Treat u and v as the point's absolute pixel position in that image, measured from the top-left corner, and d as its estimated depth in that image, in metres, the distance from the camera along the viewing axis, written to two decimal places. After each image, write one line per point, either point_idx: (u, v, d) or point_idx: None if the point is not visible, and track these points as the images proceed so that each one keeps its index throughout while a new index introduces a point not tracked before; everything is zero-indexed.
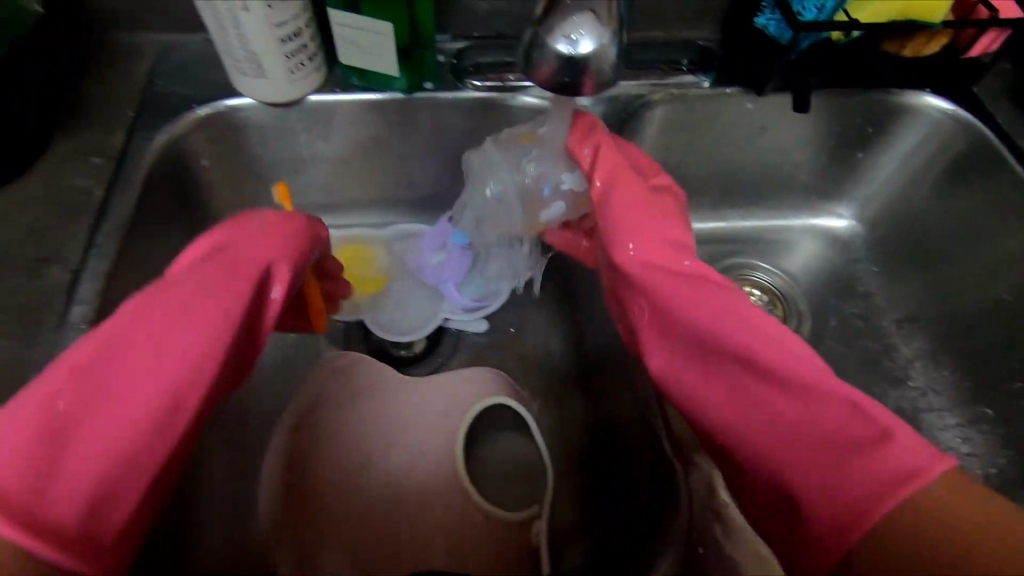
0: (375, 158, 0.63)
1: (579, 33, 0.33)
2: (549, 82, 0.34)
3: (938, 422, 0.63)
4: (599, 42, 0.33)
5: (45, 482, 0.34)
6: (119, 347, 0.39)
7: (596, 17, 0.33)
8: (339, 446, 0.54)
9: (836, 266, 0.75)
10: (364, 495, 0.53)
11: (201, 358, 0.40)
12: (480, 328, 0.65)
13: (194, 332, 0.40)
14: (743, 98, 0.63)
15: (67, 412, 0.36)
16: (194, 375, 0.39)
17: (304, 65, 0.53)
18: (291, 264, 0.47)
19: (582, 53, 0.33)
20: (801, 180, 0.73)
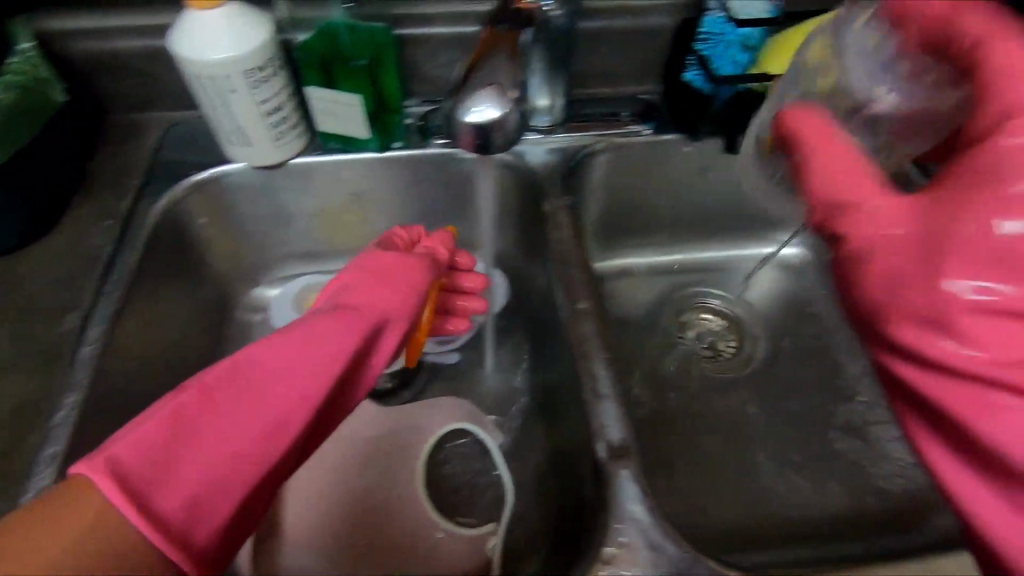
0: (354, 210, 0.71)
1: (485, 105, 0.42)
2: (468, 144, 0.43)
3: (886, 433, 0.68)
4: (500, 109, 0.42)
5: (162, 478, 0.37)
6: (242, 367, 0.42)
7: (497, 91, 0.41)
8: (314, 479, 0.58)
9: (789, 292, 0.80)
10: (340, 522, 0.57)
11: (316, 387, 0.43)
12: (453, 360, 0.71)
13: (310, 366, 0.44)
14: (681, 142, 0.70)
15: (194, 419, 0.39)
16: (302, 408, 0.42)
17: (287, 133, 0.62)
18: (402, 323, 0.53)
19: (488, 119, 0.41)
20: (751, 215, 0.79)
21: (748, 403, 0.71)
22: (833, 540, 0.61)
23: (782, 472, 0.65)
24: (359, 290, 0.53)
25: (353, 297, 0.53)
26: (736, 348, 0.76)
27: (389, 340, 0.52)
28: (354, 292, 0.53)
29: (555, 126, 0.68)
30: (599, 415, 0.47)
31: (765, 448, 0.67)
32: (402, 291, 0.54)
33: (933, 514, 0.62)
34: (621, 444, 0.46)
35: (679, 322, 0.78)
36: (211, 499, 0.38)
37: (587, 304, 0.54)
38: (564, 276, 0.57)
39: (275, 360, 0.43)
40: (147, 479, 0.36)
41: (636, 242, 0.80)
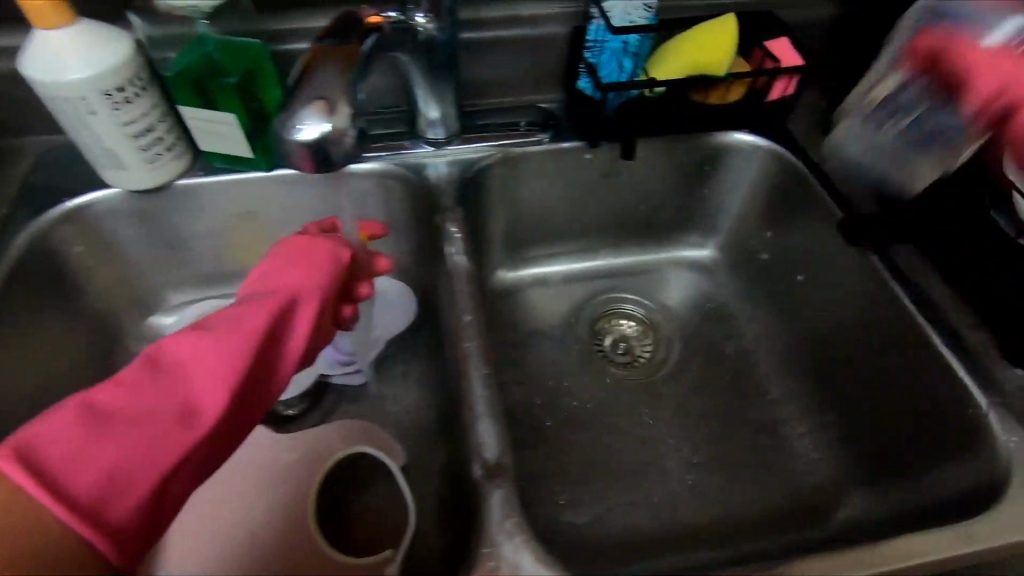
0: (250, 231, 0.69)
1: (307, 122, 0.39)
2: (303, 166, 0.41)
3: (793, 431, 0.66)
4: (323, 126, 0.39)
5: (72, 464, 0.37)
6: (160, 354, 0.43)
7: (313, 107, 0.39)
8: (216, 513, 0.59)
9: (702, 292, 0.80)
10: (240, 555, 0.57)
11: (236, 365, 0.43)
12: (358, 381, 0.69)
13: (220, 349, 0.43)
14: (580, 150, 0.70)
15: (109, 407, 0.40)
16: (216, 391, 0.42)
17: (162, 154, 0.59)
18: (320, 296, 0.50)
19: (310, 137, 0.39)
20: (661, 218, 0.80)
21: (657, 408, 0.70)
22: (735, 542, 0.60)
23: (688, 476, 0.65)
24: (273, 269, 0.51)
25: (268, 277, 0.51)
26: (649, 352, 0.76)
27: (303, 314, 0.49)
28: (279, 271, 0.51)
29: (450, 138, 0.67)
30: (476, 432, 0.46)
31: (673, 452, 0.66)
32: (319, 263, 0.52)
33: (836, 509, 0.61)
34: (495, 462, 0.45)
35: (593, 331, 0.77)
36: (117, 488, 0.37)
37: (472, 319, 0.53)
38: (451, 290, 0.56)
39: (195, 343, 0.43)
40: (55, 466, 0.36)
41: (548, 249, 0.79)
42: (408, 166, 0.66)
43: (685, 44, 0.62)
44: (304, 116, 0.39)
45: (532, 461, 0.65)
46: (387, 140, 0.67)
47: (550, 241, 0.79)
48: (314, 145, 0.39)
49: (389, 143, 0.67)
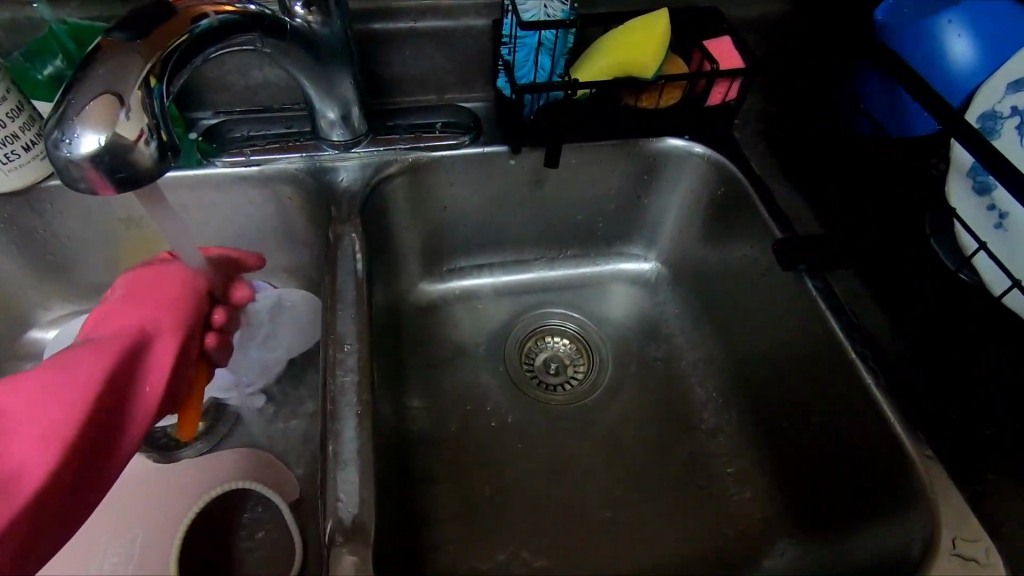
0: (138, 237, 0.63)
1: (78, 133, 0.31)
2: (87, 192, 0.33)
3: (723, 466, 0.62)
4: (102, 138, 0.31)
5: None
6: None
7: (83, 116, 0.31)
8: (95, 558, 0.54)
9: (643, 310, 0.75)
10: None
11: (63, 428, 0.38)
12: (259, 404, 0.63)
13: (48, 400, 0.39)
14: (505, 156, 0.64)
15: None
16: (45, 445, 0.37)
17: (21, 153, 0.53)
18: (172, 339, 0.47)
19: (84, 151, 0.31)
20: (599, 228, 0.74)
21: (584, 436, 0.65)
22: None
23: (608, 515, 0.59)
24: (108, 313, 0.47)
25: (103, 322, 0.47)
26: (582, 373, 0.70)
27: (149, 355, 0.45)
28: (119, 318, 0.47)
29: (357, 140, 0.61)
30: (336, 484, 0.41)
31: (595, 488, 0.61)
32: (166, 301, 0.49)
33: (762, 555, 0.57)
34: (355, 522, 0.39)
35: (523, 351, 0.72)
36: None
37: (354, 348, 0.47)
38: (333, 313, 0.50)
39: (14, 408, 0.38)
40: None
41: (477, 261, 0.74)
42: (310, 170, 0.60)
43: (612, 43, 0.57)
44: (77, 125, 0.31)
45: (439, 498, 0.60)
46: (287, 141, 0.60)
47: (479, 251, 0.73)
48: (98, 161, 0.32)
49: (289, 144, 0.60)
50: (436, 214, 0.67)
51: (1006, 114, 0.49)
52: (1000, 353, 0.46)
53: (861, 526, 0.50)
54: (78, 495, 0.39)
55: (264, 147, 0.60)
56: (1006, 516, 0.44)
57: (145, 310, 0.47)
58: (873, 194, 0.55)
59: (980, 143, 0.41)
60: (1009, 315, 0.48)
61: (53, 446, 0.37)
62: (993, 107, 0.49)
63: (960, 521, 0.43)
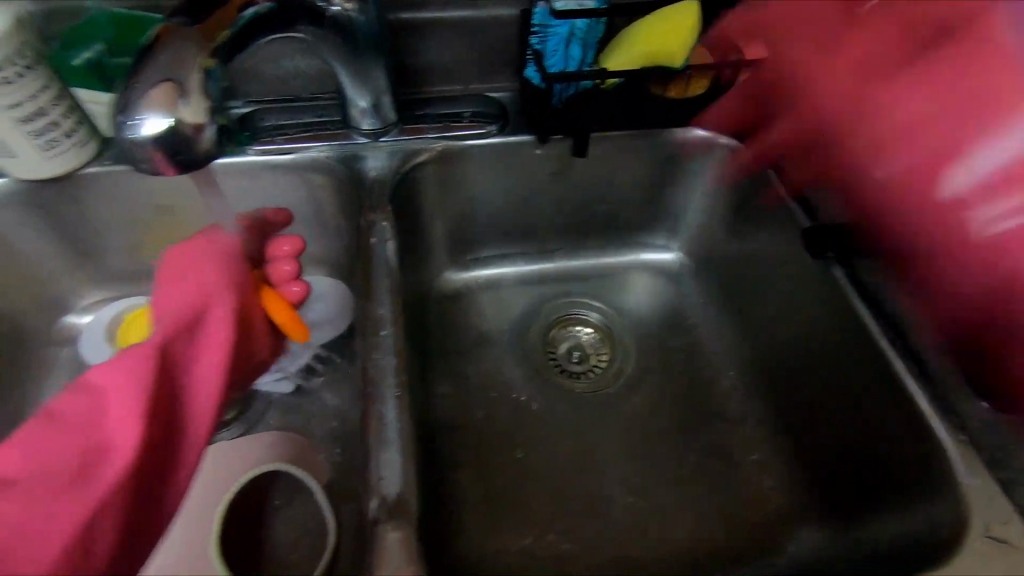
0: (170, 223, 0.64)
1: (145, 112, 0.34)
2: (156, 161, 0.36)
3: (747, 453, 0.62)
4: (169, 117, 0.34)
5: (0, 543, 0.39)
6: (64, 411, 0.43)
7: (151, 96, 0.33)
8: None
9: (665, 300, 0.75)
10: None
11: (132, 403, 0.42)
12: (286, 389, 0.63)
13: (123, 384, 0.43)
14: (531, 145, 0.64)
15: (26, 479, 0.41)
16: (124, 426, 0.42)
17: (60, 141, 0.54)
18: (219, 302, 0.48)
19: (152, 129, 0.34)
20: (621, 219, 0.74)
21: (609, 422, 0.66)
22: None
23: (632, 500, 0.60)
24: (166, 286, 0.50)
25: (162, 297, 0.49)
26: (605, 361, 0.71)
27: (203, 331, 0.48)
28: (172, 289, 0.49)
29: (386, 129, 0.62)
30: (377, 463, 0.41)
31: (619, 473, 0.62)
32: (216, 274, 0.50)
33: (785, 541, 0.57)
34: (397, 499, 0.40)
35: (546, 340, 0.72)
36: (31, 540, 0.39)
37: (390, 333, 0.48)
38: (368, 299, 0.51)
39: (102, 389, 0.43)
40: None
41: (500, 250, 0.74)
42: (341, 158, 0.61)
43: (641, 32, 0.57)
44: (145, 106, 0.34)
45: (466, 482, 0.61)
46: (319, 130, 0.61)
47: (502, 241, 0.73)
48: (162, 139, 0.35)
49: (320, 133, 0.61)
50: (463, 203, 0.68)
51: None
52: None
53: (885, 514, 0.51)
54: (161, 467, 0.44)
55: (296, 135, 0.61)
56: None
57: (198, 284, 0.49)
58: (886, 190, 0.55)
59: None
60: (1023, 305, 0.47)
61: (131, 428, 0.42)
62: None
63: (990, 505, 0.43)
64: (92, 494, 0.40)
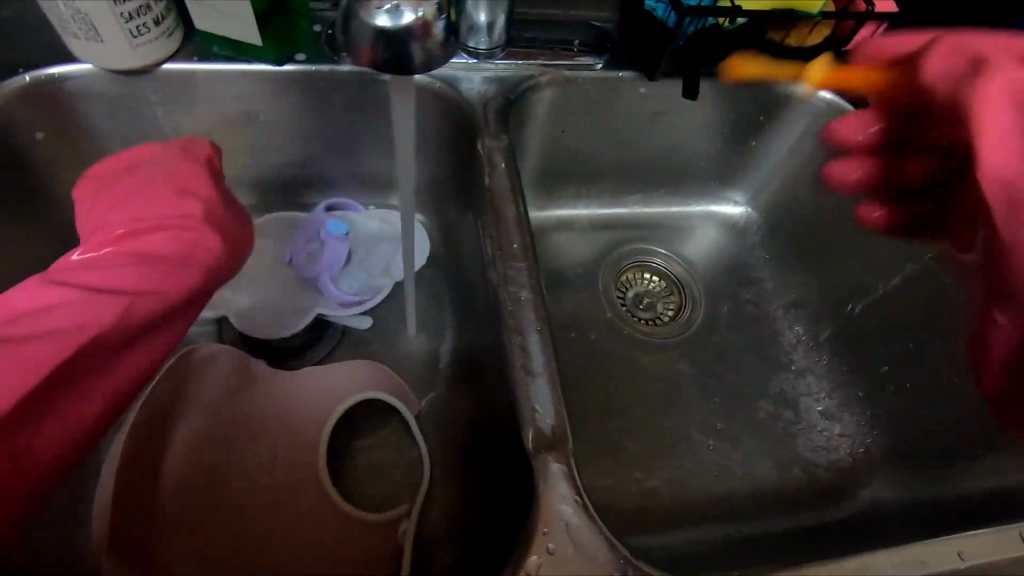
0: (246, 134, 0.59)
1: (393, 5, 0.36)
2: (371, 57, 0.37)
3: (812, 405, 0.65)
4: (412, 13, 0.36)
5: None
6: (73, 273, 0.46)
7: None
8: (208, 435, 0.53)
9: (732, 254, 0.76)
10: (233, 492, 0.52)
11: (125, 304, 0.46)
12: (362, 325, 0.62)
13: (120, 273, 0.47)
14: (635, 83, 0.62)
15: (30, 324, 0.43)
16: (91, 323, 0.44)
17: (149, 28, 0.48)
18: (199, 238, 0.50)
19: (398, 22, 0.36)
20: (700, 168, 0.73)
21: (682, 370, 0.67)
22: (749, 517, 0.60)
23: (712, 444, 0.63)
24: (155, 201, 0.50)
25: (157, 203, 0.50)
26: (673, 310, 0.72)
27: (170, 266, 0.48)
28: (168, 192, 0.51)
29: (493, 52, 0.58)
30: (529, 395, 0.41)
31: (696, 420, 0.64)
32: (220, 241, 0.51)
33: (858, 489, 0.61)
34: (552, 433, 0.40)
35: (618, 280, 0.73)
36: (25, 425, 0.42)
37: (523, 265, 0.46)
38: (497, 230, 0.48)
39: (97, 265, 0.47)
40: None
41: (576, 191, 0.72)
42: (444, 79, 0.57)
43: None
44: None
45: None
46: None
47: (580, 181, 0.72)
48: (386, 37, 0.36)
49: None
50: (553, 138, 0.65)
51: None
52: None
53: None
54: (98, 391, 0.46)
55: None
56: None
57: (203, 239, 0.50)
58: None
59: None
60: None
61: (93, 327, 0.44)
62: None
63: None
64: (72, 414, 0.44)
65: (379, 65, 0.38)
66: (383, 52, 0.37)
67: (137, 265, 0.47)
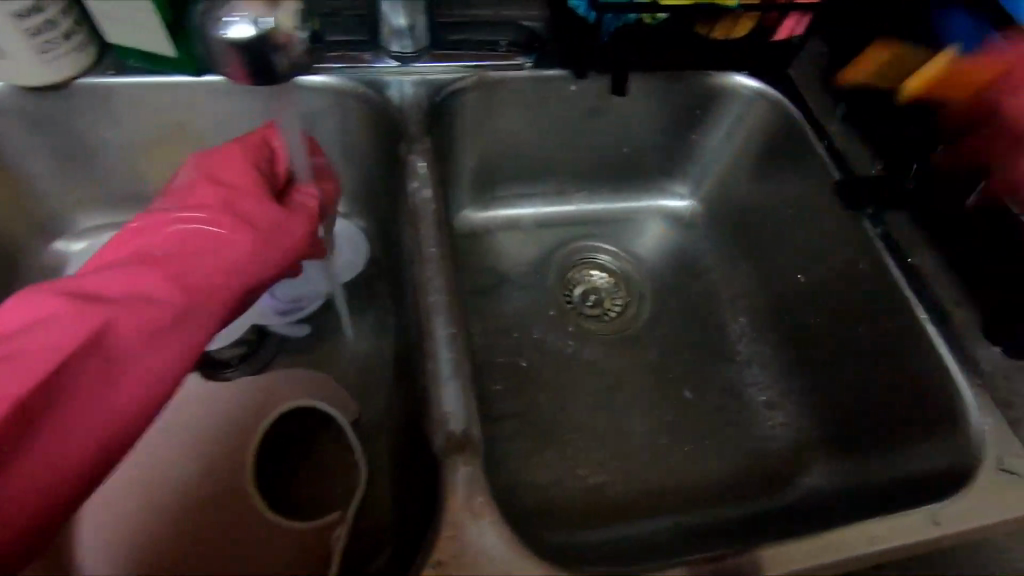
0: (173, 145, 0.58)
1: (239, 18, 0.36)
2: (235, 71, 0.37)
3: (755, 396, 0.65)
4: (257, 25, 0.36)
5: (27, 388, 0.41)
6: (141, 267, 0.48)
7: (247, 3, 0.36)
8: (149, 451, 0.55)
9: (678, 247, 0.76)
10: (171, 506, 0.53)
11: (182, 299, 0.48)
12: (300, 333, 0.62)
13: (184, 267, 0.49)
14: (566, 81, 0.62)
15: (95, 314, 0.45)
16: (143, 315, 0.46)
17: (58, 43, 0.48)
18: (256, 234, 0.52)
19: (245, 34, 0.36)
20: (642, 163, 0.73)
21: (626, 365, 0.67)
22: (694, 507, 0.59)
23: (655, 438, 0.63)
24: (219, 201, 0.52)
25: (224, 202, 0.52)
26: (619, 306, 0.72)
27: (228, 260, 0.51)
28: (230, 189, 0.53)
29: (418, 54, 0.58)
30: (440, 398, 0.41)
31: (638, 415, 0.64)
32: (261, 253, 0.52)
33: (797, 476, 0.61)
34: (462, 435, 0.40)
35: (564, 282, 0.72)
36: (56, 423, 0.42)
37: (441, 269, 0.47)
38: (416, 234, 0.49)
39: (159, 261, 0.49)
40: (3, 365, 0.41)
41: (519, 190, 0.72)
42: (369, 83, 0.57)
43: None
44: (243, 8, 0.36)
45: (496, 420, 0.61)
46: (345, 51, 0.57)
47: (522, 180, 0.72)
48: (246, 49, 0.36)
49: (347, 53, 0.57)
50: (487, 138, 0.65)
51: None
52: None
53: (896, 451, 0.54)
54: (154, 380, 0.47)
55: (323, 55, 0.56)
56: None
57: (236, 250, 0.51)
58: (919, 142, 0.57)
59: None
60: None
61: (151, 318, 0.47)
62: None
63: (1002, 442, 0.46)
64: (94, 424, 0.44)
65: (247, 78, 0.38)
66: (245, 65, 0.37)
67: (165, 281, 0.48)
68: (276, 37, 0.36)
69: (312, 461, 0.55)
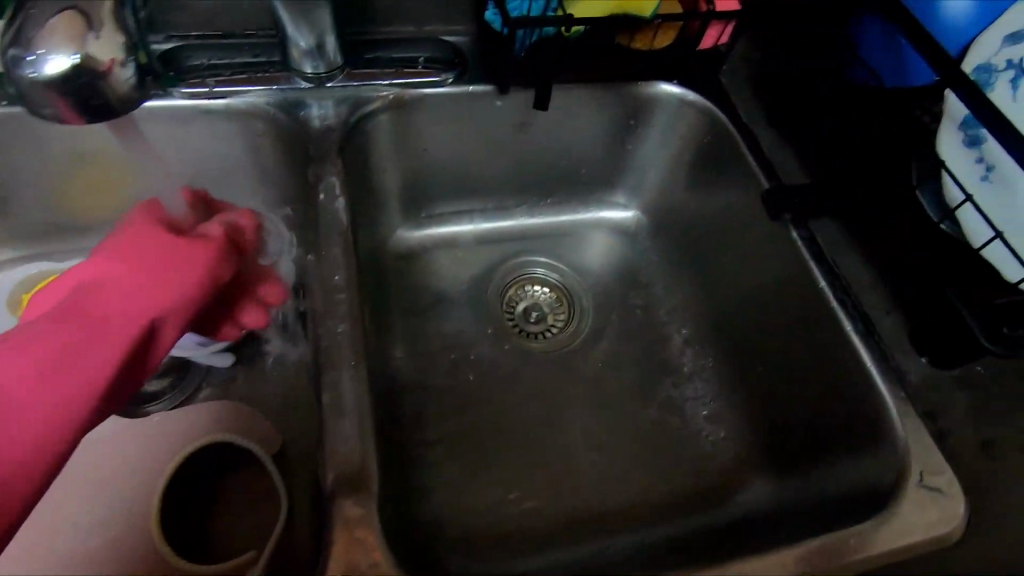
0: (84, 175, 0.56)
1: (42, 51, 0.37)
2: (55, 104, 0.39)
3: (698, 410, 0.64)
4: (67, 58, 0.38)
5: None
6: (34, 332, 0.42)
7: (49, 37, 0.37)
8: (68, 496, 0.53)
9: (621, 258, 0.74)
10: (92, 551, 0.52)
11: (85, 370, 0.42)
12: (224, 362, 0.59)
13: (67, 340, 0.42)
14: (490, 96, 0.60)
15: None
16: (44, 390, 0.41)
17: None
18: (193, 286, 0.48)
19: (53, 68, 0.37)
20: (581, 175, 0.72)
21: (566, 383, 0.65)
22: (629, 529, 0.58)
23: (593, 458, 0.61)
24: (143, 247, 0.49)
25: (147, 252, 0.48)
26: (561, 322, 0.70)
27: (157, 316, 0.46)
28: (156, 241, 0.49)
29: (332, 74, 0.57)
30: (333, 435, 0.40)
31: (576, 435, 0.62)
32: (173, 294, 0.47)
33: (736, 492, 0.59)
34: (355, 474, 0.38)
35: (504, 300, 0.71)
36: None
37: (344, 298, 0.45)
38: (319, 260, 0.47)
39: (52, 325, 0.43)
40: None
41: (454, 206, 0.71)
42: (281, 105, 0.55)
43: None
44: (44, 43, 0.37)
45: (427, 445, 0.59)
46: (254, 72, 0.55)
47: (457, 196, 0.70)
48: (61, 82, 0.38)
49: (254, 76, 0.55)
50: (413, 155, 0.63)
51: (1000, 68, 0.49)
52: (951, 316, 0.47)
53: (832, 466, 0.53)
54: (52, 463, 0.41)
55: (230, 77, 0.54)
56: (966, 449, 0.46)
57: (145, 288, 0.46)
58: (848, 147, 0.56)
59: (975, 94, 0.42)
60: (968, 270, 0.48)
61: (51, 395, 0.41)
62: (988, 61, 0.49)
63: (925, 454, 0.45)
64: None
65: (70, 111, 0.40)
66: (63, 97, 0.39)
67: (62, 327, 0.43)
68: (98, 68, 0.39)
69: (235, 497, 0.54)
